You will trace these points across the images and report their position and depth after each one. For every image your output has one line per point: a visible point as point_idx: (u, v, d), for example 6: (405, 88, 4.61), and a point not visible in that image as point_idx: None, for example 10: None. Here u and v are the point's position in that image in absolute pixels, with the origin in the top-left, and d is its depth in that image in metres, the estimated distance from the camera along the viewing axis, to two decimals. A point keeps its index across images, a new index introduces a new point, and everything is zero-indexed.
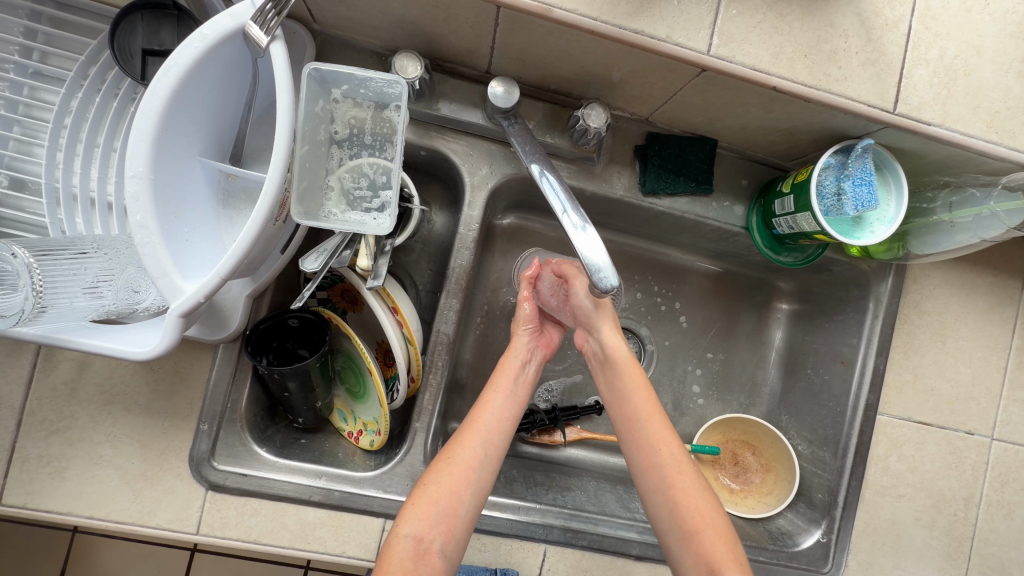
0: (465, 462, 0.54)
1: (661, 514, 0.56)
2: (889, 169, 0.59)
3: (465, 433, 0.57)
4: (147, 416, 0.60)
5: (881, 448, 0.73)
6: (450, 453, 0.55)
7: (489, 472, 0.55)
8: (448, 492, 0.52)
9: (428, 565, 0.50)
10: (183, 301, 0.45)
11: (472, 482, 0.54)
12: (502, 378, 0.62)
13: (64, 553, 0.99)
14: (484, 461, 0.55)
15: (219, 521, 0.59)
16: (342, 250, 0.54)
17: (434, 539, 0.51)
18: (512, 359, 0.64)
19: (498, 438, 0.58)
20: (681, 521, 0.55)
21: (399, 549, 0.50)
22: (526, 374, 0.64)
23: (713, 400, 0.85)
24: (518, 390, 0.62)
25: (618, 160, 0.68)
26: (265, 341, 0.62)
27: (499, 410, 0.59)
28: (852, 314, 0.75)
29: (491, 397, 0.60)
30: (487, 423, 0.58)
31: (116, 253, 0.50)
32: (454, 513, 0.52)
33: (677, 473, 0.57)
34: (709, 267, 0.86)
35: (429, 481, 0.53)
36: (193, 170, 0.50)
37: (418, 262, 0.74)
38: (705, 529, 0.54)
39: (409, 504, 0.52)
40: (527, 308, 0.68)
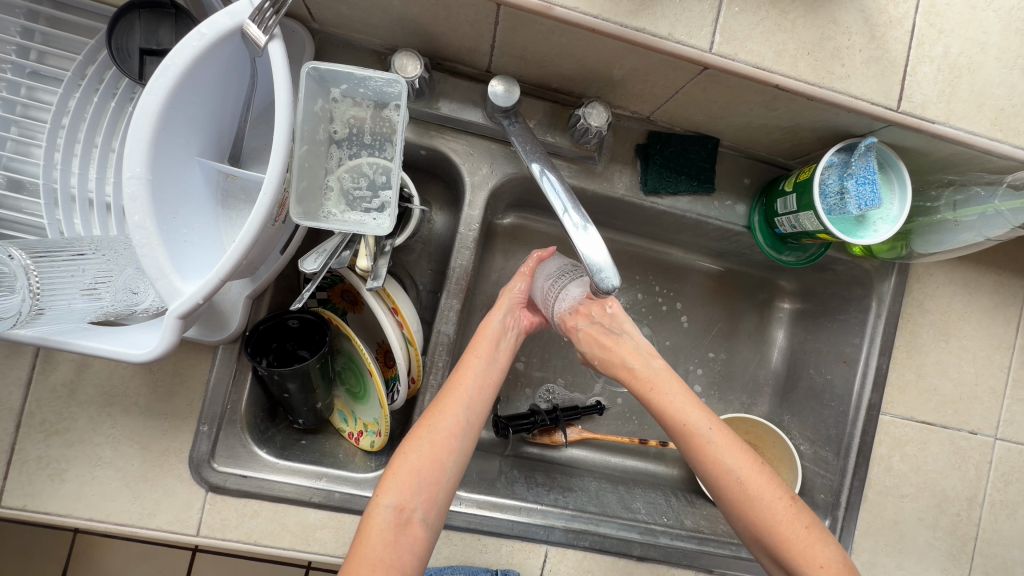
0: (445, 429, 0.53)
1: (737, 518, 0.54)
2: (892, 168, 0.59)
3: (446, 401, 0.55)
4: (147, 418, 0.60)
5: (884, 448, 0.73)
6: (431, 421, 0.54)
7: (469, 437, 0.54)
8: (428, 459, 0.52)
9: (410, 533, 0.49)
10: (182, 302, 0.45)
11: (453, 449, 0.53)
12: (485, 342, 0.60)
13: (65, 553, 0.99)
14: (465, 427, 0.54)
15: (219, 523, 0.59)
16: (341, 251, 0.54)
17: (416, 509, 0.50)
18: (494, 325, 0.61)
19: (478, 402, 0.56)
20: (753, 525, 0.53)
21: (380, 520, 0.49)
22: (506, 339, 0.62)
23: (714, 400, 0.85)
24: (499, 357, 0.60)
25: (619, 160, 0.68)
26: (264, 341, 0.62)
27: (480, 375, 0.58)
28: (855, 313, 0.74)
29: (472, 362, 0.58)
30: (468, 390, 0.56)
31: (114, 253, 0.50)
32: (435, 479, 0.51)
33: (740, 478, 0.54)
34: (711, 266, 0.86)
35: (410, 450, 0.52)
36: (192, 170, 0.49)
37: (418, 263, 0.74)
38: (783, 531, 0.52)
39: (389, 475, 0.51)
40: (517, 284, 0.65)
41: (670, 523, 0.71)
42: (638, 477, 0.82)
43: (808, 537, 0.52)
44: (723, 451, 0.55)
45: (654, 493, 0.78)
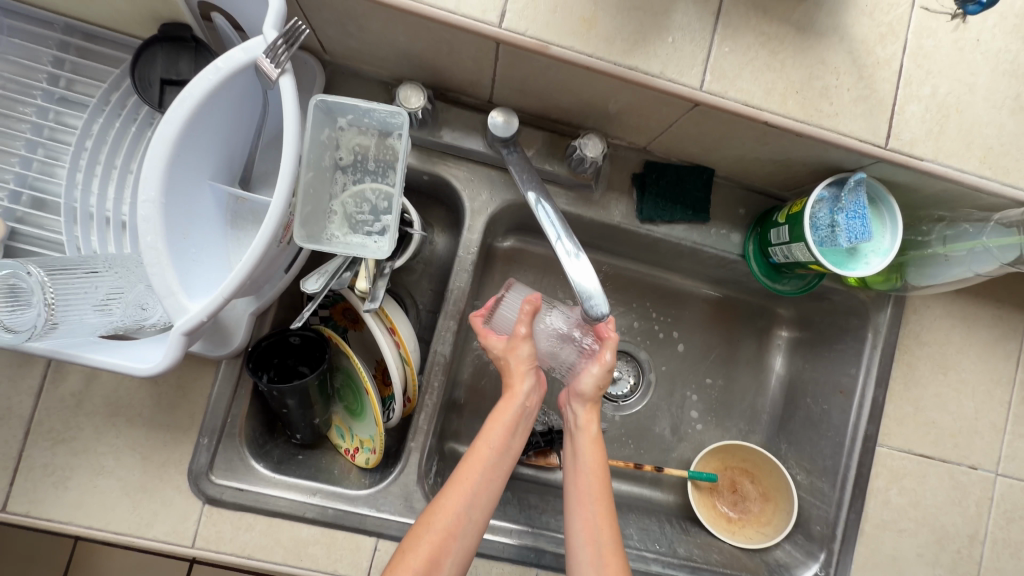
0: (447, 529, 0.52)
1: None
2: (882, 203, 0.60)
3: (447, 500, 0.53)
4: (149, 429, 0.61)
5: (882, 480, 0.72)
6: (432, 519, 0.52)
7: (472, 533, 0.53)
8: (429, 562, 0.50)
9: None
10: (187, 320, 0.47)
11: (455, 549, 0.52)
12: (493, 428, 0.58)
13: (66, 559, 1.00)
14: (469, 524, 0.53)
15: (214, 535, 0.60)
16: (342, 272, 0.55)
17: None
18: (501, 414, 0.59)
19: (479, 498, 0.54)
20: None
21: None
22: (512, 425, 0.59)
23: (711, 426, 0.85)
24: (504, 446, 0.57)
25: (616, 188, 0.69)
26: (266, 357, 0.64)
27: (480, 469, 0.55)
28: (851, 344, 0.75)
29: (477, 454, 0.56)
30: (476, 484, 0.55)
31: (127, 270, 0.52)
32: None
33: (608, 558, 0.54)
34: (710, 293, 0.87)
35: (409, 548, 0.51)
36: (204, 192, 0.52)
37: (419, 283, 0.76)
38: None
39: (388, 575, 0.50)
40: (524, 346, 0.62)
41: (662, 550, 0.72)
42: (633, 502, 0.81)
43: None
44: (602, 531, 0.55)
45: (648, 519, 0.78)
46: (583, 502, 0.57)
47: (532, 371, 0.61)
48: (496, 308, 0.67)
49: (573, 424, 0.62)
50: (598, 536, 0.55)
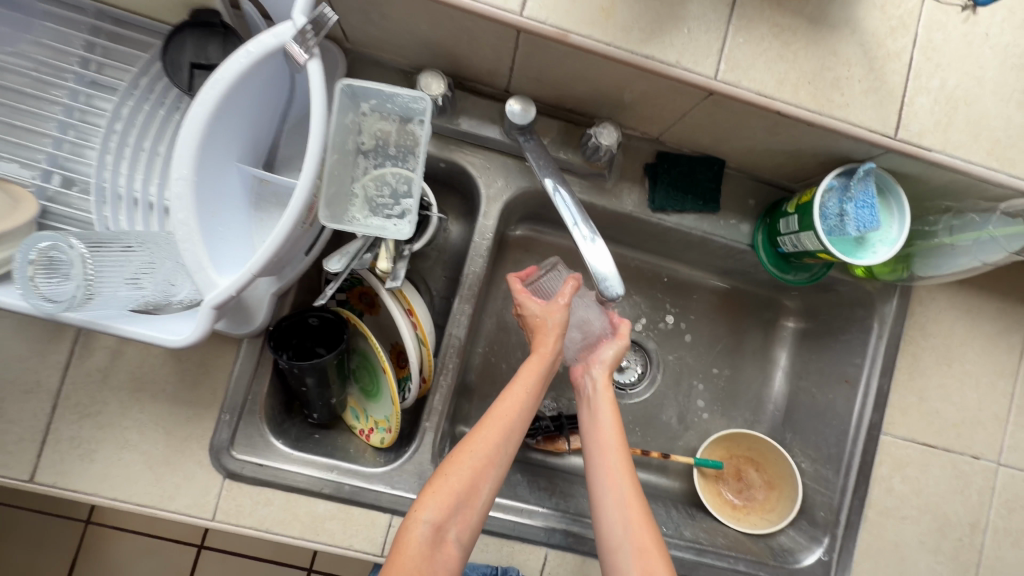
0: (486, 459, 0.54)
1: (615, 534, 0.56)
2: (891, 193, 0.61)
3: (486, 430, 0.55)
4: (172, 404, 0.63)
5: (885, 468, 0.73)
6: (472, 447, 0.54)
7: (506, 464, 0.56)
8: (467, 484, 0.53)
9: (444, 552, 0.50)
10: (217, 294, 0.49)
11: (491, 476, 0.54)
12: (526, 373, 0.61)
13: (77, 541, 1.02)
14: (504, 455, 0.56)
15: (234, 508, 0.62)
16: (363, 254, 0.58)
17: (450, 529, 0.51)
18: (532, 363, 0.62)
19: (514, 434, 0.57)
20: (640, 545, 0.54)
21: (417, 534, 0.50)
22: (543, 373, 0.62)
23: (717, 415, 0.87)
24: (535, 390, 0.60)
25: (629, 178, 0.71)
26: (285, 337, 0.65)
27: (516, 406, 0.58)
28: (857, 334, 0.76)
29: (513, 392, 0.59)
30: (511, 421, 0.57)
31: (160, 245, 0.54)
32: (472, 503, 0.53)
33: (632, 503, 0.57)
34: (718, 284, 0.88)
35: (450, 472, 0.53)
36: (231, 174, 0.54)
37: (434, 269, 0.77)
38: (656, 560, 0.54)
39: (429, 491, 0.52)
40: (559, 312, 0.65)
41: (669, 533, 0.73)
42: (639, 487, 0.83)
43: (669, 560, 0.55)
44: (627, 478, 0.58)
45: (654, 503, 0.79)
46: (608, 453, 0.60)
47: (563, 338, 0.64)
48: (540, 275, 0.71)
49: (591, 388, 0.66)
50: (623, 484, 0.58)
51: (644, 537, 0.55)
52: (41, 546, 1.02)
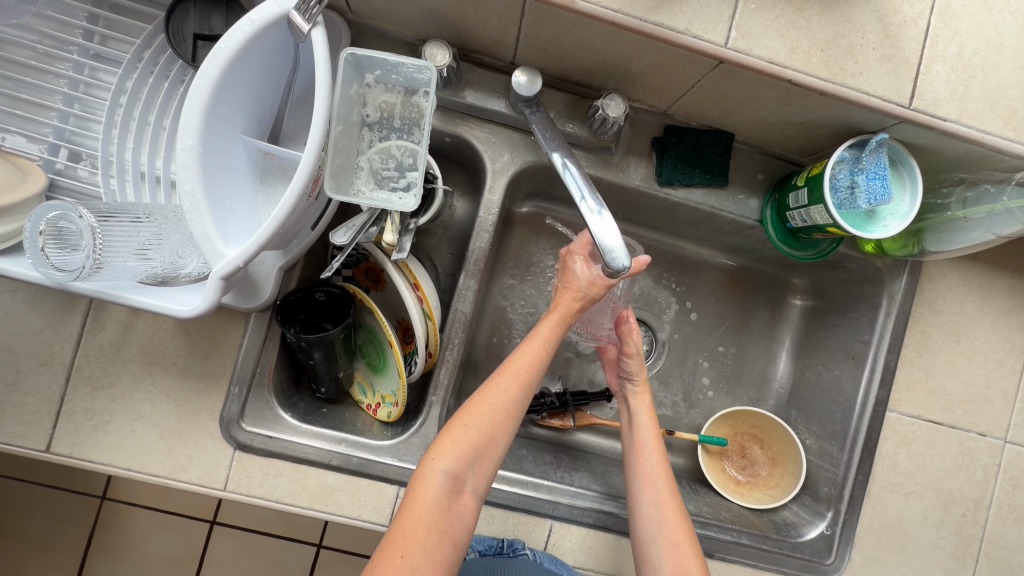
0: (504, 412, 0.55)
1: (649, 528, 0.61)
2: (903, 165, 0.60)
3: (504, 383, 0.56)
4: (183, 377, 0.64)
5: (890, 444, 0.73)
6: (491, 400, 0.55)
7: (521, 418, 0.57)
8: (485, 437, 0.54)
9: (460, 502, 0.52)
10: (224, 265, 0.49)
11: (507, 430, 0.55)
12: (544, 331, 0.61)
13: (94, 516, 1.05)
14: (520, 410, 0.57)
15: (245, 479, 0.64)
16: (368, 227, 0.57)
17: (467, 480, 0.52)
18: (550, 324, 0.61)
19: (530, 389, 0.58)
20: (672, 535, 0.59)
21: (435, 483, 0.51)
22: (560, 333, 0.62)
23: (722, 393, 0.87)
24: (552, 348, 0.61)
25: (636, 152, 0.70)
26: (293, 312, 0.66)
27: (534, 361, 0.58)
28: (865, 311, 0.75)
29: (532, 348, 0.59)
30: (528, 377, 0.57)
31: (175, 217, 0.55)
32: (488, 456, 0.54)
33: (664, 498, 0.62)
34: (725, 262, 0.87)
35: (469, 422, 0.54)
36: (236, 146, 0.54)
37: (439, 246, 0.77)
38: (686, 553, 0.59)
39: (446, 440, 0.53)
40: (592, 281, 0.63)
41: None
42: None
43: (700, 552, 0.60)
44: (660, 475, 0.64)
45: None
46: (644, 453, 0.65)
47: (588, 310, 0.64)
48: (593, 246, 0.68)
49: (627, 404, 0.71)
50: (656, 481, 0.63)
51: (676, 532, 0.60)
52: (61, 518, 1.05)
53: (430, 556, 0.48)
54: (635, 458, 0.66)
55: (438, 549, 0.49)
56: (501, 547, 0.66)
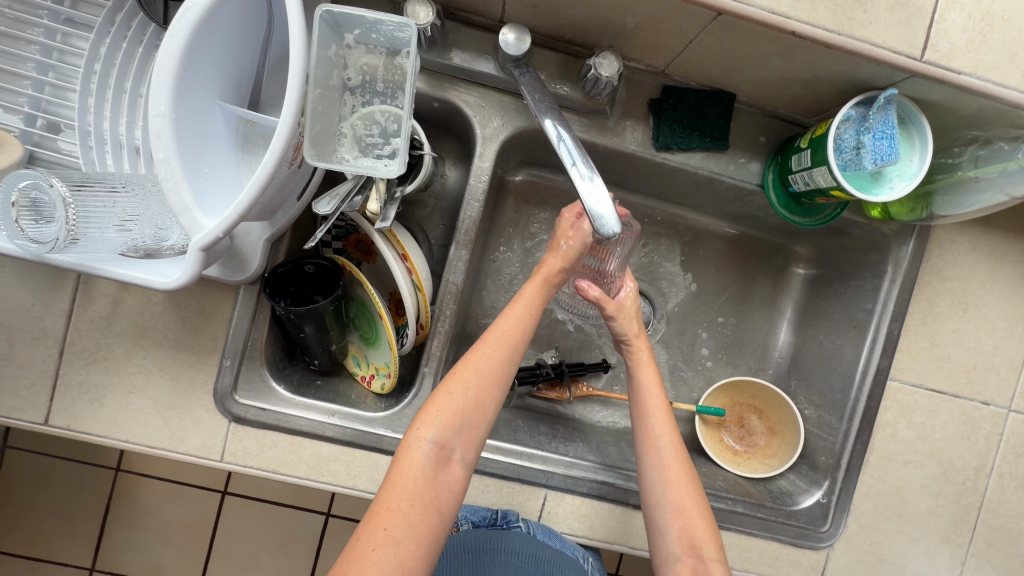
0: (491, 378, 0.55)
1: (655, 491, 0.59)
2: (913, 123, 0.57)
3: (489, 349, 0.55)
4: (175, 351, 0.64)
5: (891, 413, 0.72)
6: (477, 365, 0.54)
7: (509, 383, 0.56)
8: (472, 405, 0.53)
9: (448, 472, 0.52)
10: (204, 235, 0.48)
11: (494, 397, 0.54)
12: (527, 295, 0.60)
13: (109, 487, 1.08)
14: (507, 376, 0.56)
15: (242, 450, 0.64)
16: (352, 196, 0.56)
17: (455, 449, 0.52)
18: (533, 286, 0.61)
19: (517, 354, 0.57)
20: (677, 497, 0.58)
21: (421, 453, 0.51)
22: (544, 296, 0.62)
23: (721, 363, 0.86)
24: (537, 312, 0.60)
25: (632, 115, 0.67)
26: (282, 285, 0.65)
27: (518, 326, 0.58)
28: (869, 279, 0.73)
29: (517, 312, 0.59)
30: (514, 341, 0.57)
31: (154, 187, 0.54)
32: (476, 424, 0.53)
33: (670, 461, 0.59)
34: (726, 230, 0.85)
35: (455, 390, 0.53)
36: (213, 113, 0.52)
37: (431, 217, 0.76)
38: (692, 514, 0.58)
39: (432, 410, 0.53)
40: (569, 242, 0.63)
41: None
42: None
43: (707, 515, 0.58)
44: (666, 437, 0.60)
45: None
46: (649, 415, 0.61)
47: (569, 265, 0.63)
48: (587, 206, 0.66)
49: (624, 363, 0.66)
50: (661, 444, 0.60)
51: (683, 495, 0.58)
52: (76, 488, 1.08)
53: (415, 527, 0.48)
54: (639, 420, 0.62)
55: (424, 520, 0.49)
56: (494, 518, 0.67)
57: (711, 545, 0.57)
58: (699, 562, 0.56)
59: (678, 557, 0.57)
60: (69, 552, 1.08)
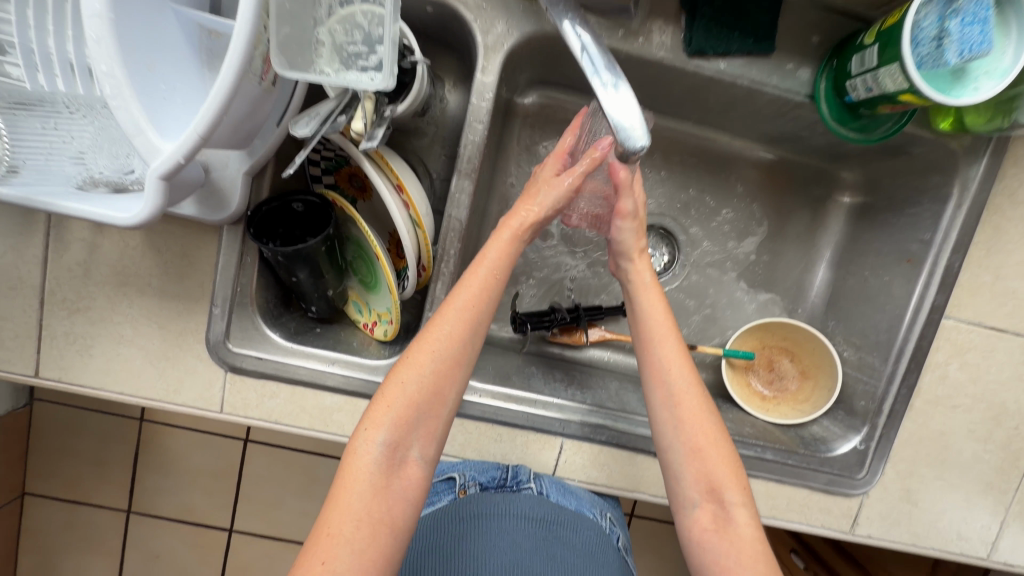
0: (451, 357, 0.47)
1: (666, 432, 0.52)
2: (1009, 5, 0.47)
3: (447, 325, 0.47)
4: (161, 298, 0.60)
5: (942, 354, 0.65)
6: (433, 347, 0.47)
7: (473, 364, 0.48)
8: (429, 394, 0.46)
9: (403, 476, 0.44)
10: (162, 161, 0.42)
11: (455, 380, 0.47)
12: (495, 254, 0.51)
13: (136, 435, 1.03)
14: (471, 353, 0.48)
15: (241, 401, 0.61)
16: (335, 115, 0.49)
17: (411, 448, 0.45)
18: (501, 243, 0.52)
19: (481, 326, 0.49)
20: (692, 439, 0.51)
21: (369, 461, 0.43)
22: (514, 253, 0.53)
23: (751, 303, 0.79)
24: (504, 274, 0.51)
25: (661, 13, 0.57)
26: (269, 225, 0.59)
27: (481, 296, 0.49)
28: (929, 205, 0.64)
29: (478, 276, 0.50)
30: (476, 314, 0.49)
31: (108, 124, 0.49)
32: (434, 413, 0.46)
33: (681, 398, 0.52)
34: (762, 156, 0.76)
35: (407, 377, 0.46)
36: (167, 18, 0.44)
37: (431, 148, 0.68)
38: (710, 457, 0.50)
39: (381, 406, 0.45)
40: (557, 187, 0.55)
41: None
42: None
43: (729, 459, 0.50)
44: (678, 370, 0.52)
45: None
46: (655, 345, 0.54)
47: (542, 215, 0.55)
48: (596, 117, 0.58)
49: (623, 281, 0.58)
50: (670, 377, 0.52)
51: (698, 435, 0.51)
52: (103, 435, 1.02)
53: (362, 553, 0.41)
54: (642, 351, 0.54)
55: (373, 542, 0.41)
56: (503, 478, 0.61)
57: (734, 492, 0.49)
58: (720, 507, 0.49)
59: (696, 502, 0.50)
60: (105, 496, 1.04)
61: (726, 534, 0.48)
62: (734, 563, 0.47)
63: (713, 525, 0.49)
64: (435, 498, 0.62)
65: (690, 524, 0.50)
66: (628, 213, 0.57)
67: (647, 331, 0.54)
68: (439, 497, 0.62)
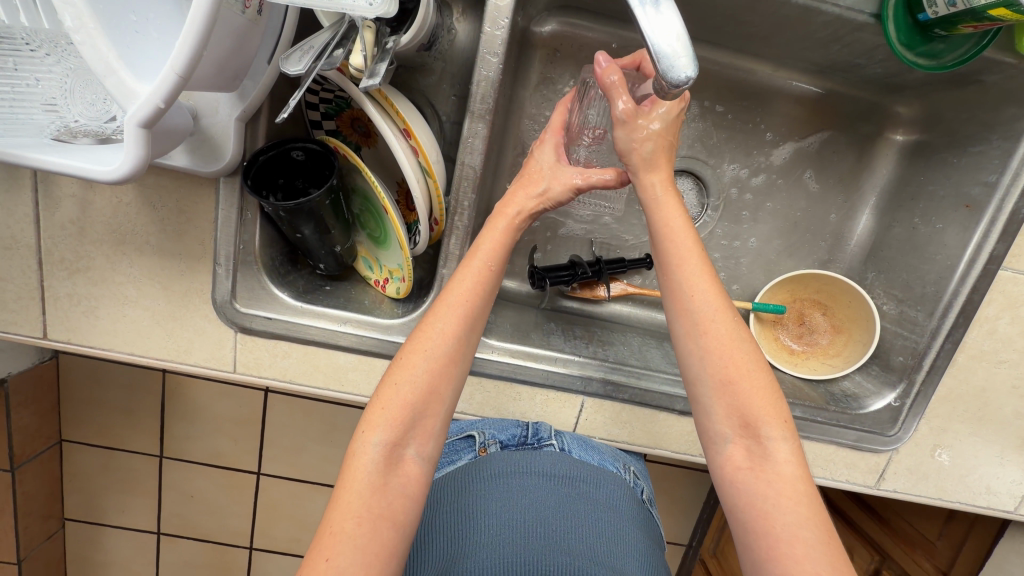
0: (445, 354, 0.44)
1: (691, 365, 0.47)
2: None
3: (441, 322, 0.44)
4: (161, 256, 0.57)
5: (993, 308, 0.61)
6: (425, 347, 0.44)
7: (470, 361, 0.45)
8: (424, 392, 0.43)
9: (401, 474, 0.42)
10: (139, 105, 0.37)
11: (451, 379, 0.44)
12: (490, 243, 0.47)
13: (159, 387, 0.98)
14: (466, 349, 0.45)
15: (253, 361, 0.60)
16: (331, 49, 0.44)
17: (408, 445, 0.43)
18: (497, 234, 0.48)
19: (478, 320, 0.46)
20: (721, 372, 0.45)
21: (365, 461, 0.41)
22: (510, 244, 0.48)
23: (784, 254, 0.74)
24: (500, 267, 0.47)
25: None
26: (269, 176, 0.55)
27: (477, 289, 0.46)
28: (998, 143, 0.57)
29: (472, 268, 0.46)
30: (471, 309, 0.45)
31: (76, 64, 0.44)
32: (433, 411, 0.44)
33: (707, 326, 0.46)
34: (807, 89, 0.68)
35: (400, 378, 0.43)
36: None
37: (439, 87, 0.61)
38: (739, 391, 0.45)
39: (376, 408, 0.43)
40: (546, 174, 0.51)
41: None
42: None
43: (766, 393, 0.45)
44: (703, 293, 0.47)
45: None
46: (674, 271, 0.48)
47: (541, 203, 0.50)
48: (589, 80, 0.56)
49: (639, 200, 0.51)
50: (693, 305, 0.47)
51: (726, 367, 0.45)
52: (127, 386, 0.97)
53: (365, 551, 0.38)
54: (663, 278, 0.48)
55: (375, 537, 0.39)
56: (524, 436, 0.59)
57: (773, 427, 0.44)
58: (756, 442, 0.44)
59: (729, 438, 0.45)
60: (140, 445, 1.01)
61: (763, 472, 0.43)
62: (772, 506, 0.42)
63: (749, 463, 0.44)
64: (453, 457, 0.59)
65: (723, 462, 0.46)
66: (631, 116, 0.49)
67: (664, 254, 0.48)
68: (459, 456, 0.58)
